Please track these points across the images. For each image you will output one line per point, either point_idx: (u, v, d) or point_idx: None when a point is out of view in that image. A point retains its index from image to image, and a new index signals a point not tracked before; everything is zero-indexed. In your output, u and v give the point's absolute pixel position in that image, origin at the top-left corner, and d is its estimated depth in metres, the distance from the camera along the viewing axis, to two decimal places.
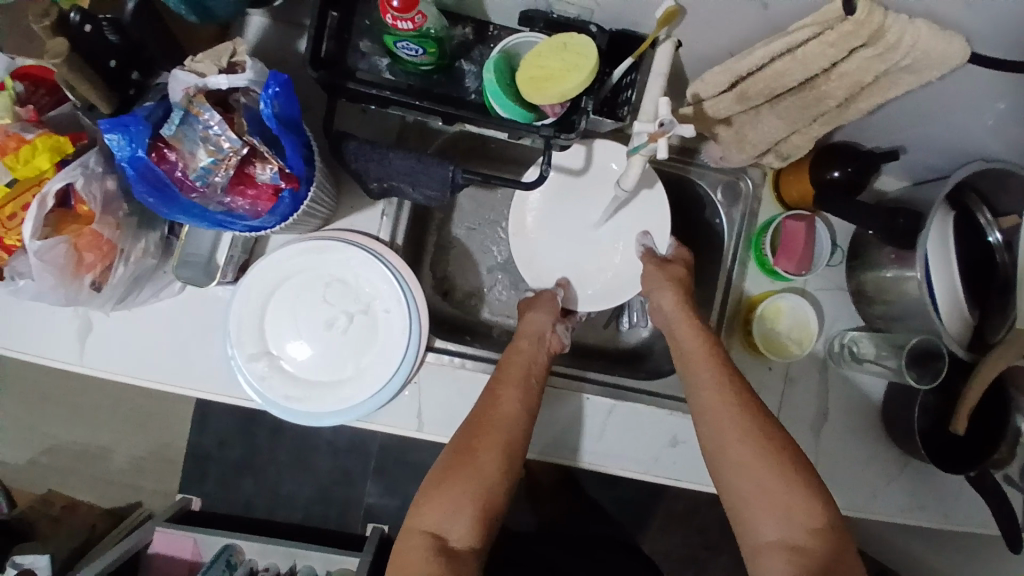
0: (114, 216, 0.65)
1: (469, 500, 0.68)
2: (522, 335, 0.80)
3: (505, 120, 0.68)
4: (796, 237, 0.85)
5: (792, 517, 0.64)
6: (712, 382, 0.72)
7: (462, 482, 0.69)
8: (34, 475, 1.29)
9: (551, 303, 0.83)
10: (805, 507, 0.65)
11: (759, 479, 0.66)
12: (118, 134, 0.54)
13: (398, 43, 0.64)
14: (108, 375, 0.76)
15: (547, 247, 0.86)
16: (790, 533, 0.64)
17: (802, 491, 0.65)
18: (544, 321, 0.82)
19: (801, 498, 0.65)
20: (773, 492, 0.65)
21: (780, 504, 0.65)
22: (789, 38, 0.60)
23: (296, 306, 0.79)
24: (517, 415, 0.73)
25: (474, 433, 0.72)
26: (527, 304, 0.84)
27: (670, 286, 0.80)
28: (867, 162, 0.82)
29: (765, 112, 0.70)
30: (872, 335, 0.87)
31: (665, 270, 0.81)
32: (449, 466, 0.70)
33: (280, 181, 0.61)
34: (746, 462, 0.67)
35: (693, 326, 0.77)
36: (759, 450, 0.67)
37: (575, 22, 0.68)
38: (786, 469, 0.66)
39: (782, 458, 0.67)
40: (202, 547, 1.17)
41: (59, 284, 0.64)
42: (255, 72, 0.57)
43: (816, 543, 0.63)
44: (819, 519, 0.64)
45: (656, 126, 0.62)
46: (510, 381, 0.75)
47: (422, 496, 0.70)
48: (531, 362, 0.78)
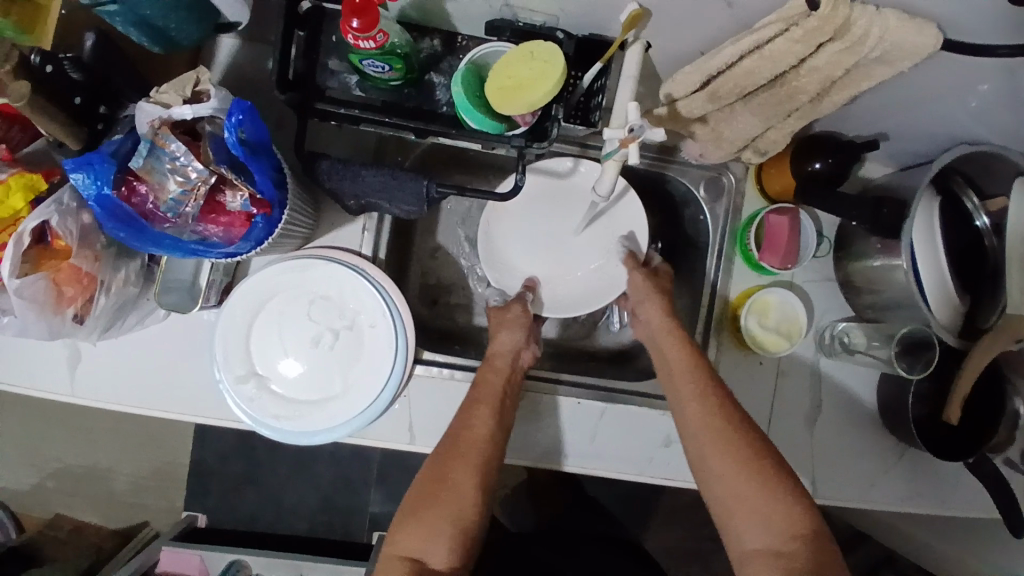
0: (93, 248, 0.65)
1: (446, 525, 0.67)
2: (495, 355, 0.80)
3: (475, 131, 0.68)
4: (780, 232, 0.86)
5: (773, 522, 0.63)
6: (692, 393, 0.73)
7: (439, 504, 0.68)
8: (41, 499, 1.30)
9: (520, 318, 0.83)
10: (784, 512, 0.63)
11: (738, 485, 0.66)
12: (83, 173, 0.54)
13: (364, 61, 0.64)
14: (98, 404, 0.76)
15: (520, 256, 0.88)
16: (774, 539, 0.62)
17: (783, 495, 0.64)
18: (516, 337, 0.82)
19: (782, 501, 0.64)
20: (750, 498, 0.65)
21: (763, 510, 0.64)
22: (755, 35, 0.59)
23: (282, 324, 0.80)
24: (491, 436, 0.73)
25: (449, 456, 0.71)
26: (495, 317, 0.84)
27: (657, 297, 0.81)
28: (850, 152, 0.81)
29: (739, 109, 0.70)
30: (862, 325, 0.87)
31: (653, 280, 0.83)
32: (424, 493, 0.69)
33: (250, 208, 0.61)
34: (727, 470, 0.67)
35: (675, 343, 0.78)
36: (738, 455, 0.67)
37: (543, 29, 0.68)
38: (766, 474, 0.65)
39: (760, 463, 0.66)
40: (209, 565, 1.18)
41: (40, 317, 0.64)
42: (219, 100, 0.56)
43: (799, 547, 0.61)
44: (803, 523, 0.62)
45: (625, 131, 0.61)
46: (486, 401, 0.75)
47: (398, 523, 0.69)
48: (506, 381, 0.78)
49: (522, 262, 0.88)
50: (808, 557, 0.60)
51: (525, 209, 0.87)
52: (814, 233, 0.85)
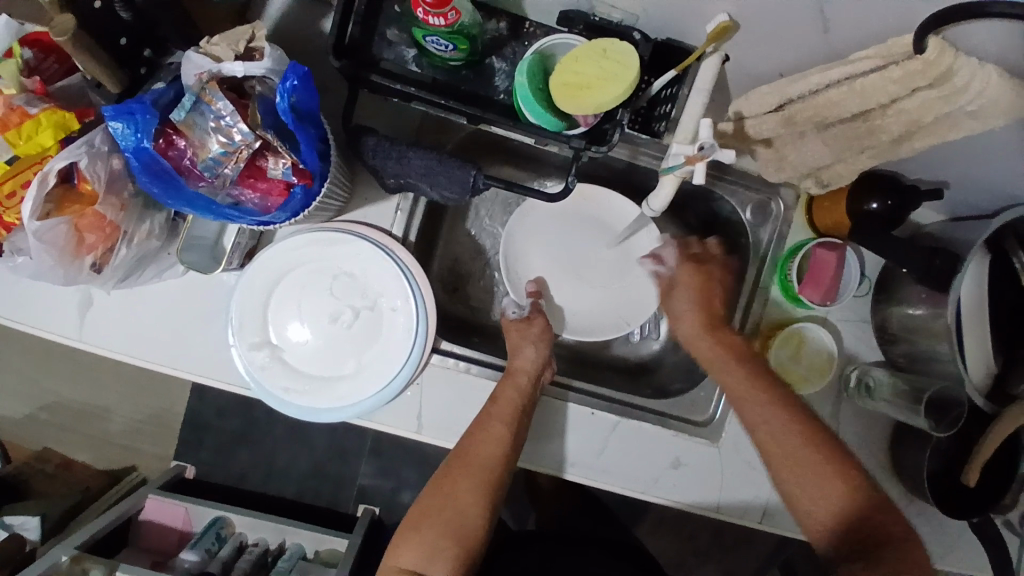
0: (119, 196, 0.62)
1: (446, 540, 0.71)
2: (518, 370, 0.78)
3: (533, 126, 0.65)
4: (824, 267, 0.83)
5: (846, 521, 0.66)
6: (758, 406, 0.73)
7: (442, 522, 0.72)
8: (31, 431, 1.28)
9: (542, 334, 0.84)
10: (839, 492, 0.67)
11: (806, 490, 0.68)
12: (122, 122, 0.51)
13: (427, 37, 0.61)
14: (104, 352, 0.74)
15: (539, 255, 0.90)
16: (827, 516, 0.67)
17: (847, 495, 0.67)
18: (539, 352, 0.81)
19: (844, 503, 0.66)
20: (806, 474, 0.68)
21: (835, 510, 0.66)
22: (848, 67, 0.56)
23: (300, 296, 0.77)
24: (500, 453, 0.74)
25: (458, 473, 0.74)
26: (518, 330, 0.84)
27: (693, 288, 0.84)
28: (909, 197, 0.77)
29: (811, 136, 0.66)
30: (890, 373, 0.84)
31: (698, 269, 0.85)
32: (429, 511, 0.73)
33: (291, 177, 0.58)
34: (781, 442, 0.71)
35: (722, 352, 0.79)
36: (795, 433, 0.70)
37: (619, 27, 0.64)
38: (814, 452, 0.69)
39: (823, 467, 0.68)
40: (193, 517, 1.17)
41: (59, 263, 0.62)
42: (274, 61, 0.53)
43: (871, 545, 0.63)
44: (875, 518, 0.65)
45: (694, 149, 0.59)
46: (501, 419, 0.74)
47: (400, 536, 0.72)
48: (523, 397, 0.77)
49: (543, 268, 0.90)
50: (890, 552, 0.62)
51: (559, 220, 0.90)
52: (859, 271, 0.82)
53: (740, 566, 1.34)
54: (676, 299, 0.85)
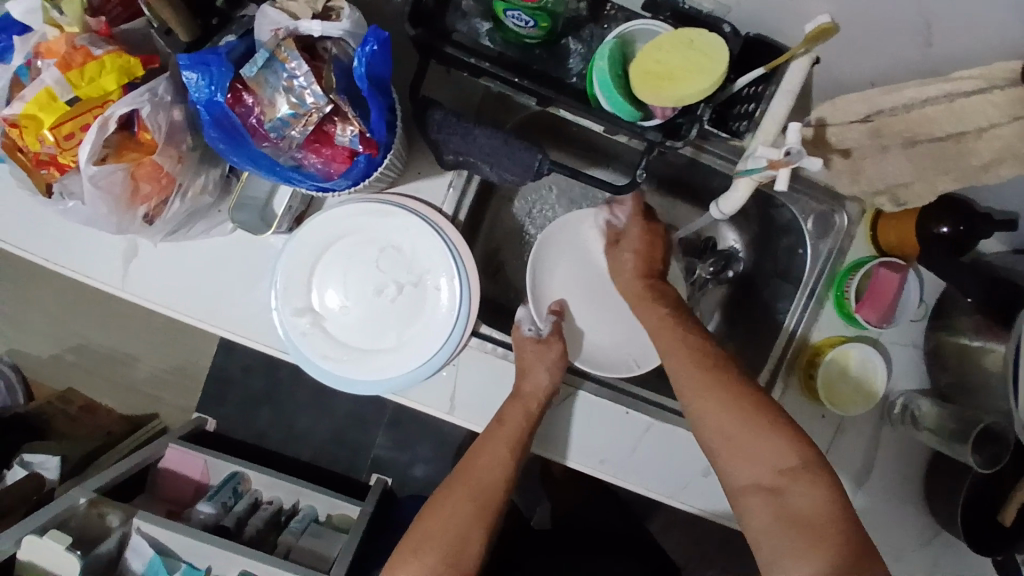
0: (178, 148, 0.61)
1: (445, 562, 0.69)
2: (527, 396, 0.75)
3: (606, 112, 0.62)
4: (887, 290, 0.78)
5: (765, 456, 0.63)
6: (674, 344, 0.72)
7: (437, 542, 0.70)
8: (60, 370, 1.30)
9: (558, 360, 0.78)
10: (772, 448, 0.63)
11: (724, 426, 0.65)
12: (197, 73, 0.50)
13: (508, 11, 0.59)
14: (145, 303, 0.73)
15: (565, 277, 0.86)
16: (762, 475, 0.63)
17: (770, 433, 0.63)
18: (553, 379, 0.76)
19: (763, 442, 0.63)
20: (739, 434, 0.64)
21: (750, 447, 0.63)
22: (948, 85, 0.55)
23: (328, 288, 0.75)
24: (503, 474, 0.75)
25: (457, 492, 0.74)
26: (534, 348, 0.78)
27: (637, 241, 0.82)
28: (980, 223, 0.74)
29: (894, 152, 0.63)
30: (938, 403, 0.80)
31: (646, 226, 0.83)
32: (427, 533, 0.71)
33: (357, 146, 0.55)
34: (705, 393, 0.67)
35: (647, 297, 0.78)
36: (712, 379, 0.67)
37: (708, 18, 0.61)
38: (743, 402, 0.65)
39: (739, 400, 0.65)
40: (210, 471, 1.18)
41: (112, 212, 0.61)
42: (353, 24, 0.52)
43: (785, 488, 0.61)
44: (793, 456, 0.62)
45: (780, 153, 0.56)
46: (507, 441, 0.75)
47: (399, 558, 0.71)
48: (532, 421, 0.75)
49: (565, 288, 0.86)
50: (801, 490, 0.61)
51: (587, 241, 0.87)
52: (917, 297, 0.79)
53: None
54: (618, 250, 0.83)
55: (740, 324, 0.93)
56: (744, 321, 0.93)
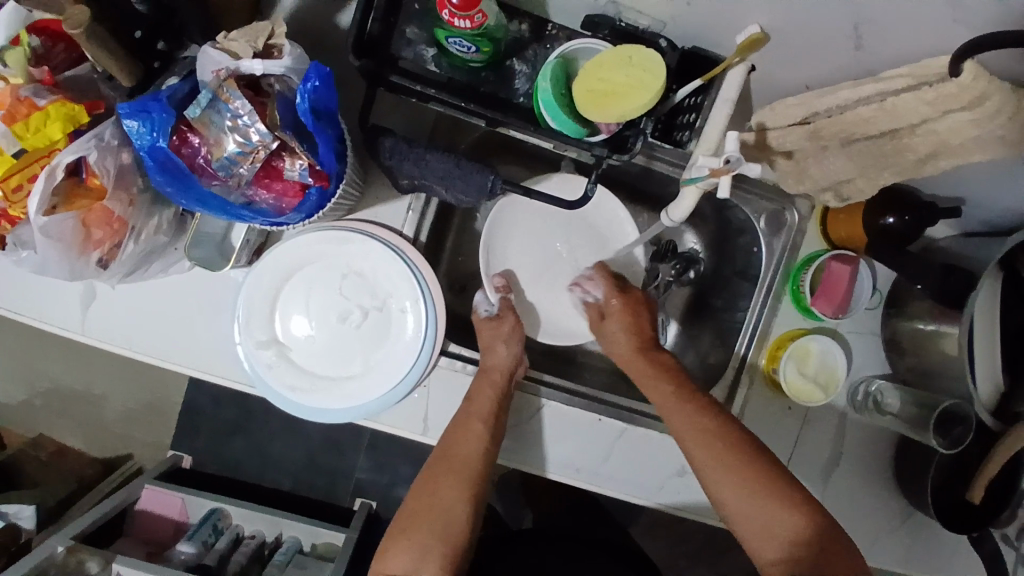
0: (128, 191, 0.61)
1: (434, 541, 0.70)
2: (493, 368, 0.77)
3: (555, 132, 0.63)
4: (838, 283, 0.81)
5: (781, 531, 0.64)
6: (682, 422, 0.73)
7: (427, 521, 0.72)
8: (26, 417, 1.27)
9: (513, 333, 0.82)
10: (787, 521, 0.64)
11: (741, 504, 0.67)
12: (138, 121, 0.51)
13: (450, 38, 0.60)
14: (107, 346, 0.72)
15: (519, 251, 0.87)
16: (780, 548, 0.64)
17: (783, 506, 0.65)
18: (512, 350, 0.80)
19: (778, 514, 0.65)
20: (753, 510, 0.66)
21: (766, 521, 0.65)
22: (880, 85, 0.57)
23: (295, 293, 0.75)
24: (482, 450, 0.74)
25: (440, 472, 0.75)
26: (490, 328, 0.82)
27: (622, 318, 0.85)
28: (926, 214, 0.76)
29: (833, 151, 0.65)
30: (898, 387, 0.83)
31: (626, 297, 0.86)
32: (414, 514, 0.72)
33: (308, 179, 0.57)
34: (718, 471, 0.69)
35: (650, 372, 0.80)
36: (722, 456, 0.69)
37: (646, 33, 0.64)
38: (754, 475, 0.67)
39: (753, 479, 0.67)
40: (190, 509, 1.16)
41: (64, 259, 0.60)
42: (295, 59, 0.52)
43: (803, 559, 0.62)
44: (808, 529, 0.63)
45: (720, 162, 0.58)
46: (479, 417, 0.74)
47: (389, 542, 0.72)
48: (501, 395, 0.76)
49: (518, 263, 0.87)
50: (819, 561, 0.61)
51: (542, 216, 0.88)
52: (871, 287, 0.81)
53: (733, 569, 1.34)
54: (607, 326, 0.85)
55: (704, 324, 0.95)
56: (708, 319, 0.94)
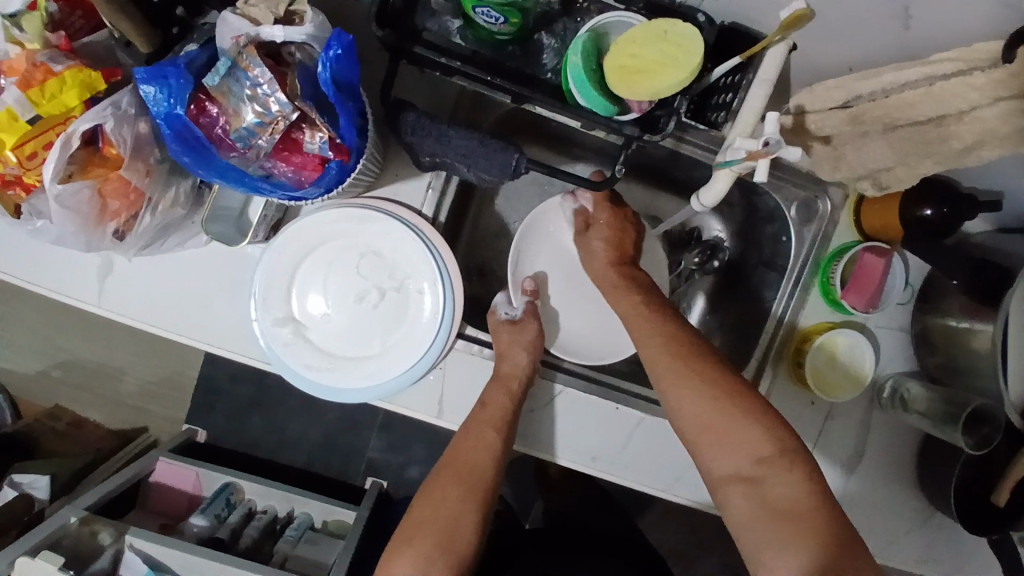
0: (145, 162, 0.59)
1: (440, 550, 0.68)
2: (509, 376, 0.75)
3: (583, 109, 0.61)
4: (871, 274, 0.77)
5: (741, 446, 0.62)
6: (649, 332, 0.71)
7: (432, 529, 0.69)
8: (45, 387, 1.28)
9: (534, 341, 0.79)
10: (748, 435, 0.62)
11: (701, 412, 0.65)
12: (155, 87, 0.49)
13: (477, 8, 0.57)
14: (123, 320, 0.72)
15: (553, 256, 0.85)
16: (740, 463, 0.62)
17: (745, 418, 0.63)
18: (531, 357, 0.77)
19: (739, 427, 0.63)
20: (714, 422, 0.64)
21: (726, 435, 0.63)
22: (927, 68, 0.54)
23: (309, 288, 0.74)
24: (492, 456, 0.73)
25: (448, 480, 0.73)
26: (510, 330, 0.78)
27: (605, 232, 0.81)
28: (966, 206, 0.73)
29: (875, 138, 0.62)
30: (926, 386, 0.80)
31: (616, 212, 0.82)
32: (420, 522, 0.70)
33: (328, 152, 0.55)
34: (679, 381, 0.66)
35: (620, 285, 0.78)
36: (684, 365, 0.67)
37: (681, 8, 0.60)
38: (716, 386, 0.65)
39: (713, 387, 0.65)
40: (203, 483, 1.16)
41: (81, 230, 0.59)
42: (317, 27, 0.51)
43: (761, 473, 0.61)
44: (770, 443, 0.61)
45: (758, 144, 0.55)
46: (492, 423, 0.73)
47: (392, 551, 0.69)
48: (516, 402, 0.75)
49: (548, 268, 0.86)
50: (778, 479, 0.60)
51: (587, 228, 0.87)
52: (903, 280, 0.79)
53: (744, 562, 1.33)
54: (589, 236, 0.81)
55: (728, 315, 0.92)
56: (732, 310, 0.92)
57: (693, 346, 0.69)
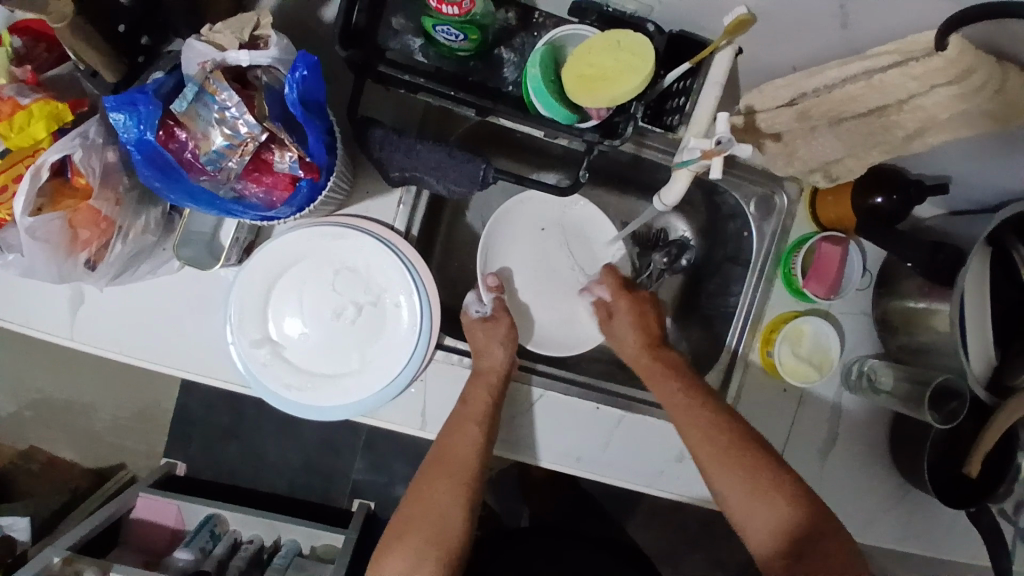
0: (115, 191, 0.60)
1: (430, 544, 0.72)
2: (487, 372, 0.77)
3: (545, 118, 0.64)
4: (829, 263, 0.82)
5: (782, 529, 0.68)
6: (692, 417, 0.75)
7: (423, 525, 0.73)
8: (15, 429, 1.25)
9: (509, 334, 0.81)
10: (788, 518, 0.68)
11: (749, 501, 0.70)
12: (124, 114, 0.50)
13: (437, 26, 0.60)
14: (96, 350, 0.71)
15: (518, 253, 0.88)
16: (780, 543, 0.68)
17: (784, 504, 0.69)
18: (508, 352, 0.79)
19: (780, 511, 0.69)
20: (758, 505, 0.70)
21: (770, 516, 0.69)
22: (867, 62, 0.57)
23: (289, 300, 0.75)
24: (477, 452, 0.75)
25: (436, 475, 0.76)
26: (484, 328, 0.81)
27: (630, 322, 0.86)
28: (914, 193, 0.77)
29: (822, 131, 0.66)
30: (893, 366, 0.83)
31: (635, 301, 0.87)
32: (411, 519, 0.74)
33: (298, 171, 0.56)
34: (730, 471, 0.71)
35: (658, 368, 0.82)
36: (729, 452, 0.72)
37: (633, 18, 0.63)
38: (763, 475, 0.70)
39: (755, 475, 0.71)
40: (186, 515, 1.14)
41: (52, 259, 0.59)
42: (281, 50, 0.52)
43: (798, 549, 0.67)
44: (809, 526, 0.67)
45: (712, 143, 0.58)
46: (474, 419, 0.74)
47: (384, 547, 0.73)
48: (497, 398, 0.76)
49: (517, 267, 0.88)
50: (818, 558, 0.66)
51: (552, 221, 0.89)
52: (862, 266, 0.82)
53: (731, 555, 1.35)
54: (614, 326, 0.86)
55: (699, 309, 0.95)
56: (703, 306, 0.95)
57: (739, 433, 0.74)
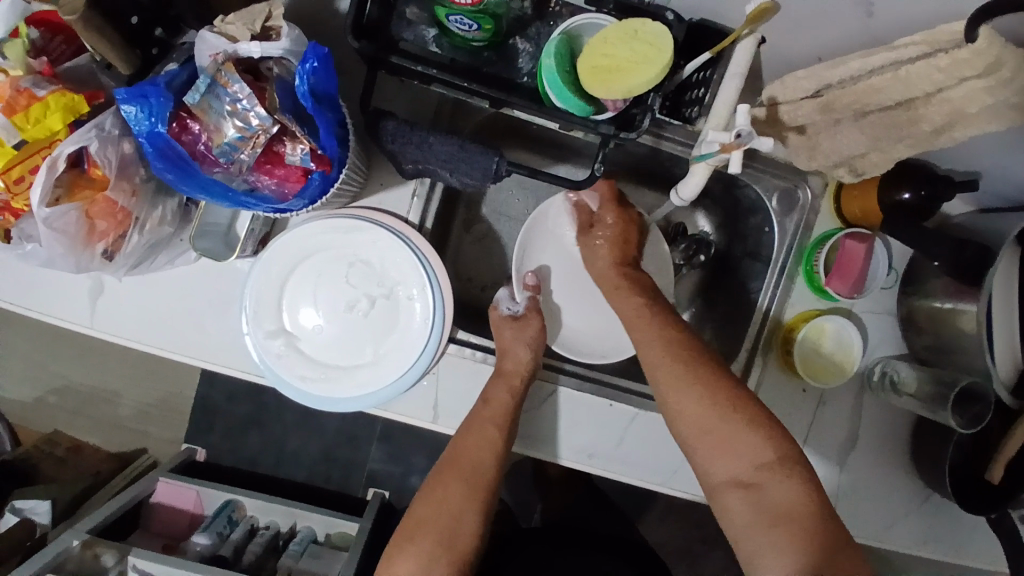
0: (131, 181, 0.60)
1: (441, 547, 0.70)
2: (510, 373, 0.76)
3: (559, 111, 0.62)
4: (852, 259, 0.80)
5: (739, 452, 0.64)
6: (649, 335, 0.73)
7: (434, 525, 0.71)
8: (42, 414, 1.28)
9: (536, 337, 0.80)
10: (748, 442, 0.64)
11: (702, 423, 0.66)
12: (136, 106, 0.50)
13: (450, 16, 0.59)
14: (116, 339, 0.72)
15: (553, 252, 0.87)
16: (739, 469, 0.63)
17: (745, 427, 0.64)
18: (532, 354, 0.78)
19: (740, 437, 0.64)
20: (716, 430, 0.65)
21: (728, 439, 0.64)
22: (892, 53, 0.55)
23: (306, 295, 0.75)
24: (493, 454, 0.74)
25: (449, 477, 0.75)
26: (513, 328, 0.80)
27: (610, 236, 0.83)
28: (943, 188, 0.73)
29: (846, 124, 0.64)
30: (918, 367, 0.80)
31: (621, 216, 0.84)
32: (422, 521, 0.72)
33: (310, 163, 0.56)
34: (687, 391, 0.67)
35: (622, 287, 0.80)
36: (686, 370, 0.69)
37: (650, 7, 0.62)
38: (723, 396, 0.66)
39: (714, 398, 0.66)
40: (205, 501, 1.16)
41: (70, 252, 0.60)
42: (292, 41, 0.52)
43: (760, 477, 0.62)
44: (771, 451, 0.63)
45: (731, 136, 0.56)
46: (494, 421, 0.74)
47: (394, 549, 0.71)
48: (517, 399, 0.75)
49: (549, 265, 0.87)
50: (777, 484, 0.61)
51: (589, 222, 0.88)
52: (887, 264, 0.79)
53: None
54: (592, 237, 0.84)
55: (718, 306, 0.93)
56: (722, 302, 0.93)
57: (698, 354, 0.70)
